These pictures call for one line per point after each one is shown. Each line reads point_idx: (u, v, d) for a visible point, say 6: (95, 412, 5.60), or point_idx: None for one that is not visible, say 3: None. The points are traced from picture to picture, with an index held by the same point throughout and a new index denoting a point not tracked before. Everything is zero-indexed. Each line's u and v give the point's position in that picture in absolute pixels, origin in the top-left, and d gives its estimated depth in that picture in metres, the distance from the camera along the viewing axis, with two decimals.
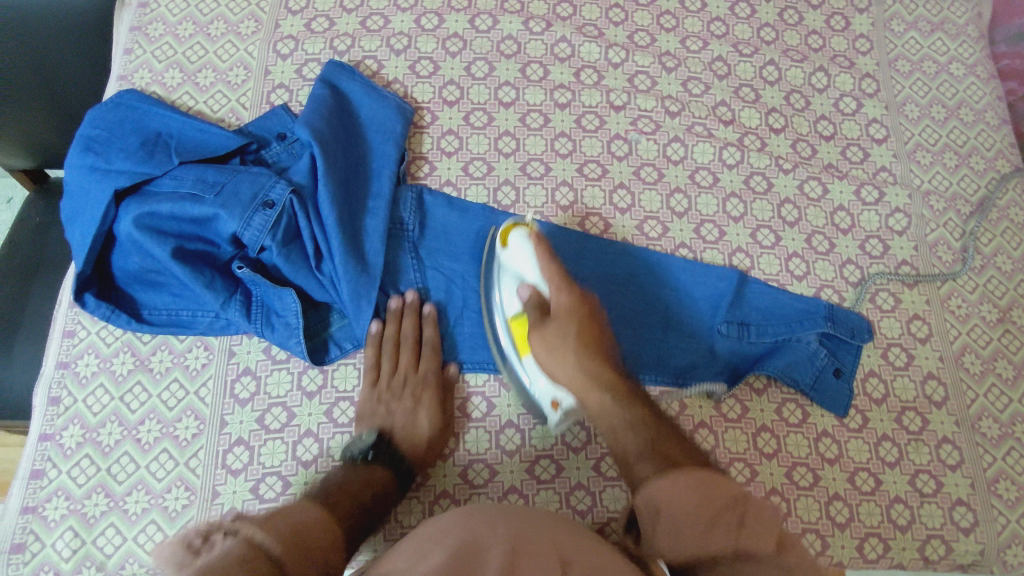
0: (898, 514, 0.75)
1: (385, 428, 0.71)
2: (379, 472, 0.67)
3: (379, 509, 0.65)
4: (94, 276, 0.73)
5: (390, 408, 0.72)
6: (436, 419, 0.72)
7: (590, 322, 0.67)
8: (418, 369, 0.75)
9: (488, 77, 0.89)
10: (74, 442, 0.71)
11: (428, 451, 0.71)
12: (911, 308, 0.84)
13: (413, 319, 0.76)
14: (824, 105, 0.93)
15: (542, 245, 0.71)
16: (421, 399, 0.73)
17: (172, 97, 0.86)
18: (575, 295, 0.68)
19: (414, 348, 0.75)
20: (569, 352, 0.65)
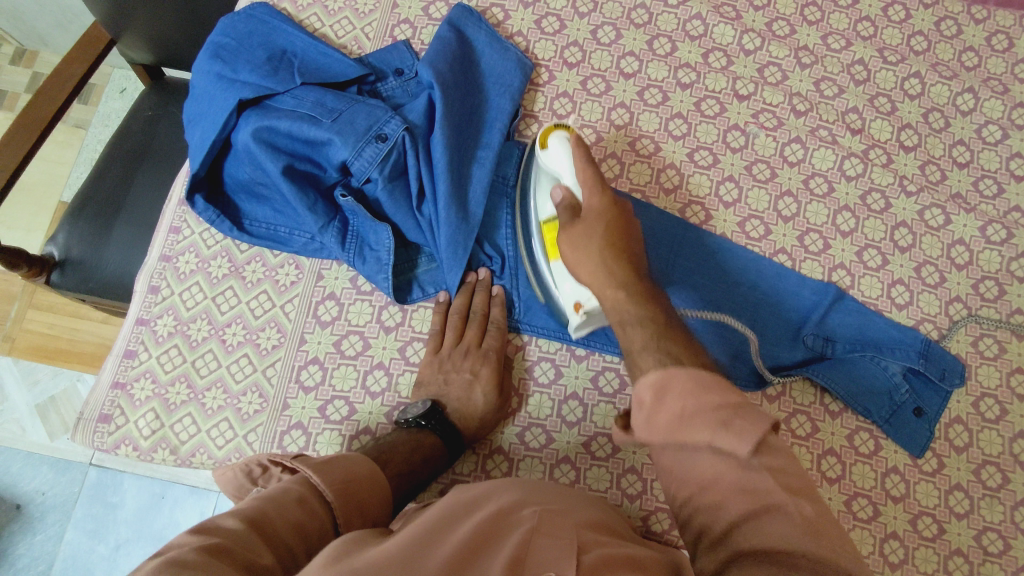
0: (955, 567, 0.72)
1: (440, 400, 0.72)
2: (426, 438, 0.68)
3: (424, 475, 0.66)
4: (205, 179, 0.76)
5: (448, 377, 0.72)
6: (491, 397, 0.71)
7: (618, 222, 0.65)
8: (482, 346, 0.74)
9: (614, 44, 0.87)
10: (167, 331, 0.75)
11: (479, 425, 0.71)
12: (1015, 360, 0.79)
13: (484, 294, 0.76)
14: (965, 129, 0.87)
15: (581, 151, 0.68)
16: (480, 373, 0.72)
17: (301, 16, 0.86)
18: (606, 200, 0.66)
19: (482, 323, 0.75)
20: (590, 249, 0.63)
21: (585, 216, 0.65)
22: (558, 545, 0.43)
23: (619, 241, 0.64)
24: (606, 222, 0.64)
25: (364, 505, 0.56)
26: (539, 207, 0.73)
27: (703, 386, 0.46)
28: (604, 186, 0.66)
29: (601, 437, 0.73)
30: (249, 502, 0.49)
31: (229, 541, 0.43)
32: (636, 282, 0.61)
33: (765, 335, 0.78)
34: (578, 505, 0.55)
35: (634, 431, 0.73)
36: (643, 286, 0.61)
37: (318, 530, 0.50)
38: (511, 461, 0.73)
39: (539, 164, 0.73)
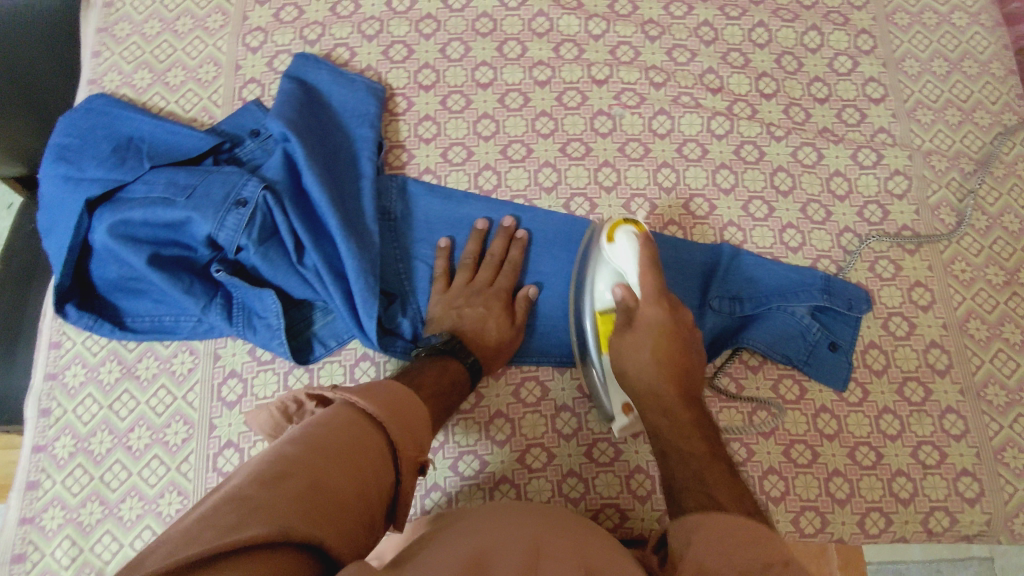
0: (900, 488, 0.74)
1: (454, 330, 0.73)
2: (451, 364, 0.69)
3: (453, 398, 0.67)
4: (74, 285, 0.73)
5: (462, 311, 0.75)
6: (504, 327, 0.74)
7: (674, 335, 0.67)
8: (493, 285, 0.77)
9: (465, 58, 0.86)
10: (66, 452, 0.71)
11: (495, 352, 0.73)
12: (913, 275, 0.81)
13: (501, 239, 0.78)
14: (817, 66, 0.89)
15: (648, 250, 0.69)
16: (493, 306, 0.75)
17: (144, 99, 0.83)
18: (664, 311, 0.67)
19: (494, 266, 0.78)
20: (641, 363, 0.67)
21: (641, 326, 0.68)
22: None
23: (675, 356, 0.66)
24: (660, 335, 0.67)
25: (417, 422, 0.54)
26: (595, 294, 0.72)
27: (734, 530, 0.49)
28: (662, 297, 0.68)
29: (535, 448, 0.73)
30: (307, 432, 0.49)
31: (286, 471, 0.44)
32: (681, 406, 0.65)
33: None
34: (563, 520, 0.57)
35: (566, 434, 0.74)
36: (687, 409, 0.64)
37: (371, 450, 0.49)
38: (451, 494, 0.72)
39: (599, 253, 0.73)
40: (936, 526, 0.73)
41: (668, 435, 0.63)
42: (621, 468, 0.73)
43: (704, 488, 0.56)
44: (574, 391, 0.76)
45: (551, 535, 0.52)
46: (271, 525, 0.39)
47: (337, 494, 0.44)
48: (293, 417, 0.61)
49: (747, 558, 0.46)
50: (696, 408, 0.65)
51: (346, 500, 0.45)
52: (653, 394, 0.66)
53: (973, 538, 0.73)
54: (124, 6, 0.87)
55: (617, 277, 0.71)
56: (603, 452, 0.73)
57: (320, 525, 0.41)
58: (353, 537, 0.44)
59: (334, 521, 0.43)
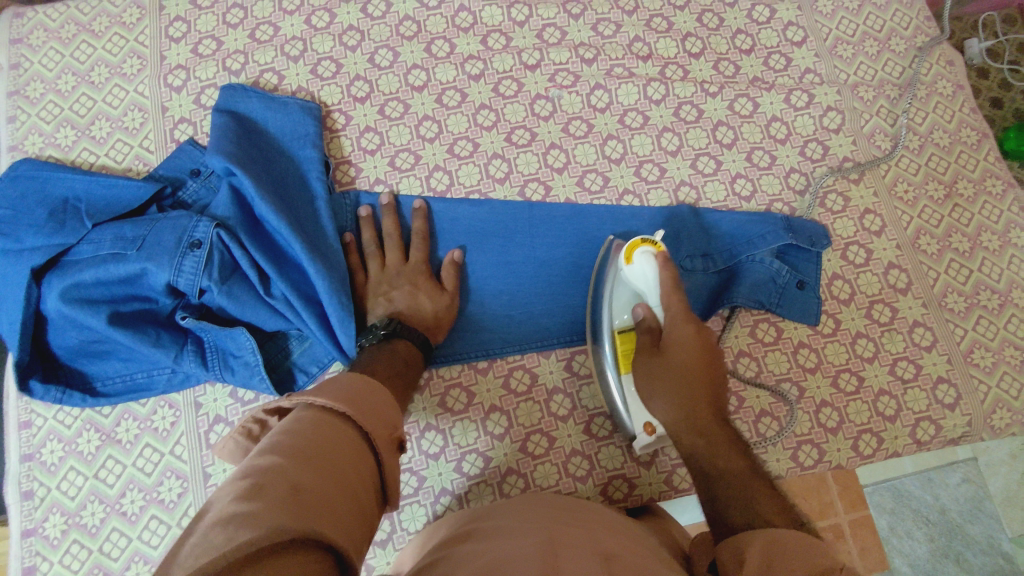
0: (885, 406, 0.77)
1: (392, 314, 0.73)
2: (399, 344, 0.70)
3: (412, 374, 0.68)
4: (34, 360, 0.70)
5: (390, 294, 0.75)
6: (434, 295, 0.74)
7: (702, 359, 0.65)
8: (407, 261, 0.77)
9: (395, 64, 0.86)
10: (58, 531, 0.68)
11: (436, 323, 0.74)
12: (861, 204, 0.84)
13: (393, 217, 0.78)
14: (737, 19, 0.92)
15: (669, 273, 0.68)
16: (418, 280, 0.75)
17: (71, 157, 0.80)
18: (691, 331, 0.65)
19: (399, 243, 0.77)
20: (667, 384, 0.65)
21: (665, 347, 0.66)
22: (576, 559, 0.44)
23: (702, 374, 0.64)
24: (687, 359, 0.64)
25: (382, 413, 0.51)
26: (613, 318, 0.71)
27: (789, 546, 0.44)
28: (690, 318, 0.66)
29: (535, 435, 0.74)
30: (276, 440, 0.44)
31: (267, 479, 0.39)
32: (716, 426, 0.62)
33: None
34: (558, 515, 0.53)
35: (562, 416, 0.75)
36: (716, 425, 0.62)
37: (347, 445, 0.45)
38: (460, 496, 0.72)
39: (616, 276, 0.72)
40: (924, 435, 0.76)
41: (708, 457, 0.60)
42: (621, 439, 0.75)
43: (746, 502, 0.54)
44: (562, 372, 0.77)
45: (562, 530, 0.50)
46: (264, 531, 0.34)
47: (322, 496, 0.39)
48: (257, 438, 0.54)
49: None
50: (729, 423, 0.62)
51: (333, 498, 0.40)
52: (685, 411, 0.63)
53: (959, 441, 0.77)
54: (33, 65, 0.84)
55: (637, 298, 0.70)
56: (601, 426, 0.75)
57: (318, 522, 0.37)
58: (354, 530, 0.40)
59: (334, 516, 0.39)
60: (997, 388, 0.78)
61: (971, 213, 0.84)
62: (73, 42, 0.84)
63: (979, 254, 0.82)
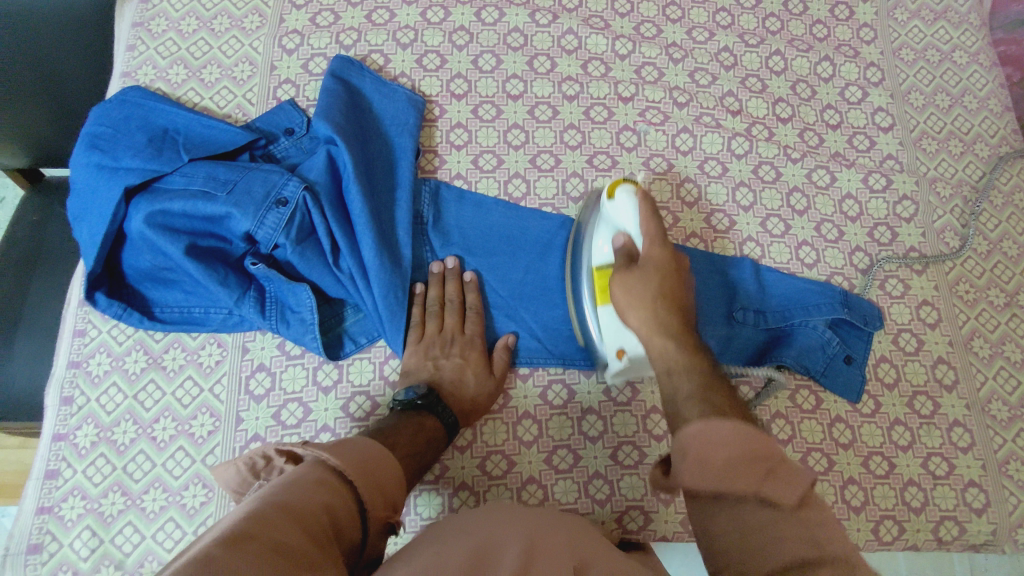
0: (912, 497, 0.76)
1: (432, 382, 0.72)
2: (428, 421, 0.67)
3: (429, 457, 0.65)
4: (104, 274, 0.72)
5: (438, 361, 0.74)
6: (480, 377, 0.73)
7: (677, 275, 0.67)
8: (465, 331, 0.76)
9: (496, 70, 0.89)
10: (88, 441, 0.70)
11: (472, 408, 0.73)
12: (920, 294, 0.85)
13: (456, 283, 0.78)
14: (830, 94, 0.94)
15: (648, 204, 0.70)
16: (470, 356, 0.74)
17: (178, 93, 0.84)
18: (668, 253, 0.68)
19: (459, 310, 0.77)
20: (643, 297, 0.65)
21: (645, 264, 0.67)
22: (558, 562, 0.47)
23: (675, 293, 0.65)
24: (667, 272, 0.66)
25: (385, 487, 0.52)
26: (592, 251, 0.73)
27: (722, 432, 0.48)
28: (667, 238, 0.68)
29: (561, 450, 0.74)
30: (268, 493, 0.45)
31: (254, 526, 0.40)
32: (692, 351, 0.61)
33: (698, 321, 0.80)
34: (536, 513, 0.57)
35: (592, 436, 0.75)
36: (690, 337, 0.63)
37: (344, 511, 0.47)
38: (478, 494, 0.73)
39: (601, 212, 0.74)
40: (946, 535, 0.75)
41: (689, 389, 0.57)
42: (645, 472, 0.74)
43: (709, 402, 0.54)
44: (600, 395, 0.77)
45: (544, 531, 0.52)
46: None
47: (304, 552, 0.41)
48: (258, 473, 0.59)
49: (742, 463, 0.46)
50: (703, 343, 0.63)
51: (310, 557, 0.41)
52: (663, 322, 0.63)
53: (980, 548, 0.76)
54: (162, 3, 0.88)
55: (615, 231, 0.72)
56: (628, 455, 0.74)
57: None
58: None
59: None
60: None
61: None
62: None
63: None
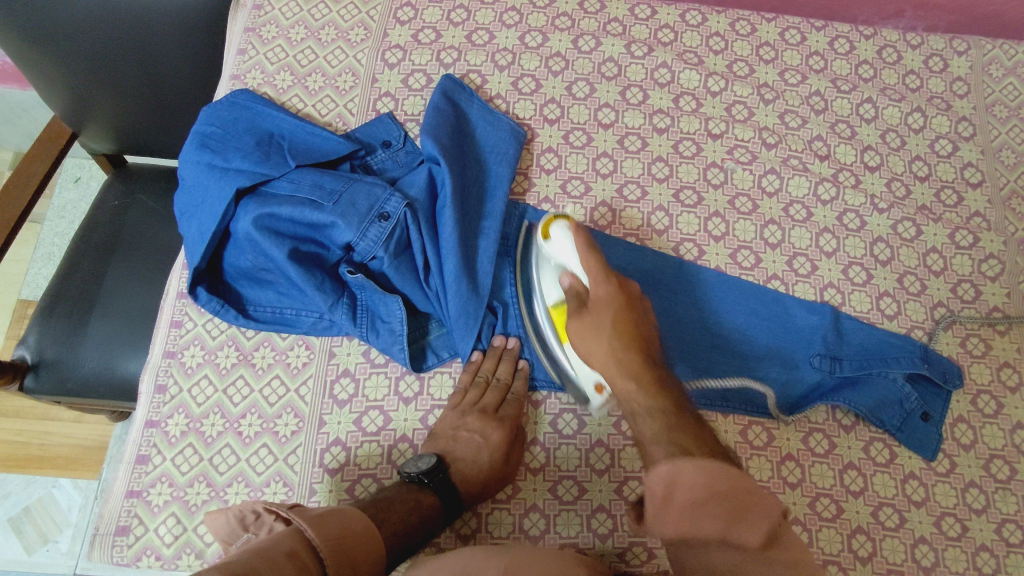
0: (984, 563, 0.74)
1: (444, 454, 0.71)
2: (426, 498, 0.66)
3: (421, 537, 0.64)
4: (205, 270, 0.75)
5: (457, 435, 0.72)
6: (496, 460, 0.70)
7: (627, 310, 0.67)
8: (497, 410, 0.74)
9: (589, 98, 0.90)
10: (179, 430, 0.72)
11: (479, 489, 0.70)
12: (1001, 356, 0.84)
13: (509, 364, 0.76)
14: (920, 145, 0.93)
15: (584, 236, 0.72)
16: (490, 437, 0.71)
17: (283, 99, 0.87)
18: (613, 287, 0.68)
19: (501, 390, 0.75)
20: (601, 337, 0.65)
21: (595, 305, 0.68)
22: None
23: (630, 325, 0.66)
24: (616, 310, 0.67)
25: (358, 562, 0.52)
26: (545, 292, 0.75)
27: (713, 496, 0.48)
28: (609, 275, 0.69)
29: (632, 481, 0.73)
30: (232, 558, 0.45)
31: None
32: (645, 365, 0.63)
33: (772, 364, 0.81)
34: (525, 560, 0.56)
35: None
36: (652, 373, 0.63)
37: None
38: (548, 517, 0.72)
39: (541, 251, 0.76)
40: None
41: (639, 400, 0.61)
42: None
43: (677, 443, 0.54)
44: None
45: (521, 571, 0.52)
46: None
47: None
48: (249, 527, 0.59)
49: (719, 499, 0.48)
50: (662, 371, 0.64)
51: None
52: (618, 362, 0.64)
53: None
54: (273, 10, 0.92)
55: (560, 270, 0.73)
56: None
57: None
58: None
59: None
60: None
61: None
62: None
63: None
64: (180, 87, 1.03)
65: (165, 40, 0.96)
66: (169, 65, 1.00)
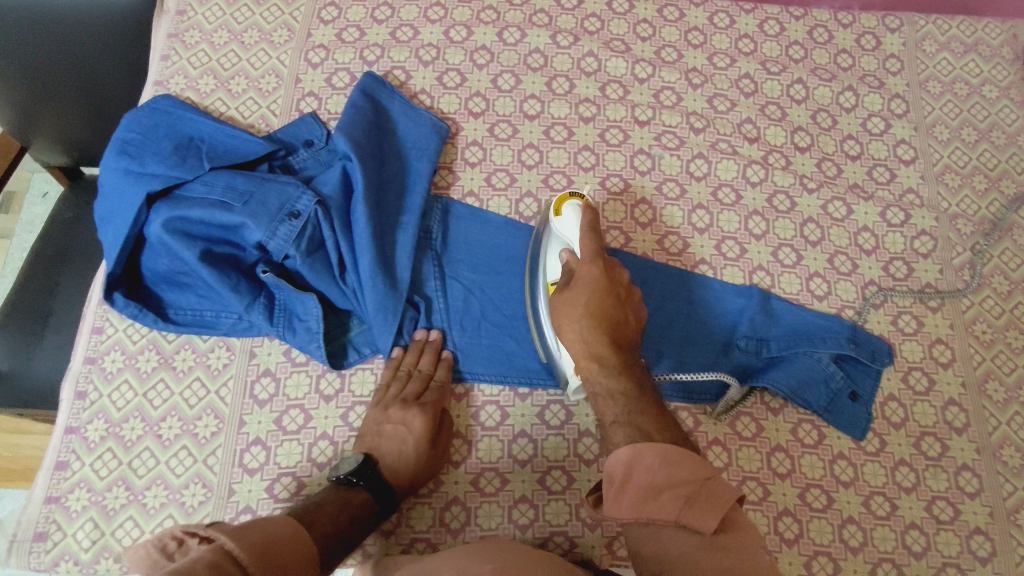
0: (913, 541, 0.74)
1: (372, 452, 0.70)
2: (356, 496, 0.66)
3: (354, 534, 0.64)
4: (122, 275, 0.75)
5: (383, 429, 0.71)
6: (422, 450, 0.70)
7: (609, 292, 0.67)
8: (421, 400, 0.73)
9: (515, 90, 0.90)
10: (98, 435, 0.72)
11: (411, 482, 0.70)
12: (934, 332, 0.83)
13: (431, 355, 0.76)
14: (851, 124, 0.93)
15: (591, 217, 0.72)
16: (414, 427, 0.71)
17: (206, 102, 0.87)
18: (599, 269, 0.69)
19: (423, 381, 0.74)
20: (573, 318, 0.67)
21: (577, 284, 0.68)
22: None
23: (609, 313, 0.67)
24: (595, 291, 0.67)
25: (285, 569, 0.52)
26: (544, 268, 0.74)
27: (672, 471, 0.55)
28: (599, 259, 0.69)
29: (555, 471, 0.74)
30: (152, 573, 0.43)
31: None
32: (612, 352, 0.66)
33: (698, 348, 0.80)
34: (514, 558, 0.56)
35: (587, 459, 0.74)
36: (625, 363, 0.65)
37: None
38: (469, 510, 0.72)
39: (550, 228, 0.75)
40: None
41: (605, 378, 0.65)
42: None
43: (642, 433, 0.59)
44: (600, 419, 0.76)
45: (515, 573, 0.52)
46: None
47: None
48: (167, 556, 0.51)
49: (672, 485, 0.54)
50: (634, 362, 0.66)
51: None
52: (593, 356, 0.66)
53: None
54: (197, 15, 0.92)
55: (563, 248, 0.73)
56: None
57: None
58: None
59: None
60: None
61: None
62: (237, 4, 0.93)
63: None
64: (119, 96, 1.03)
65: (98, 49, 0.96)
66: (106, 75, 1.00)
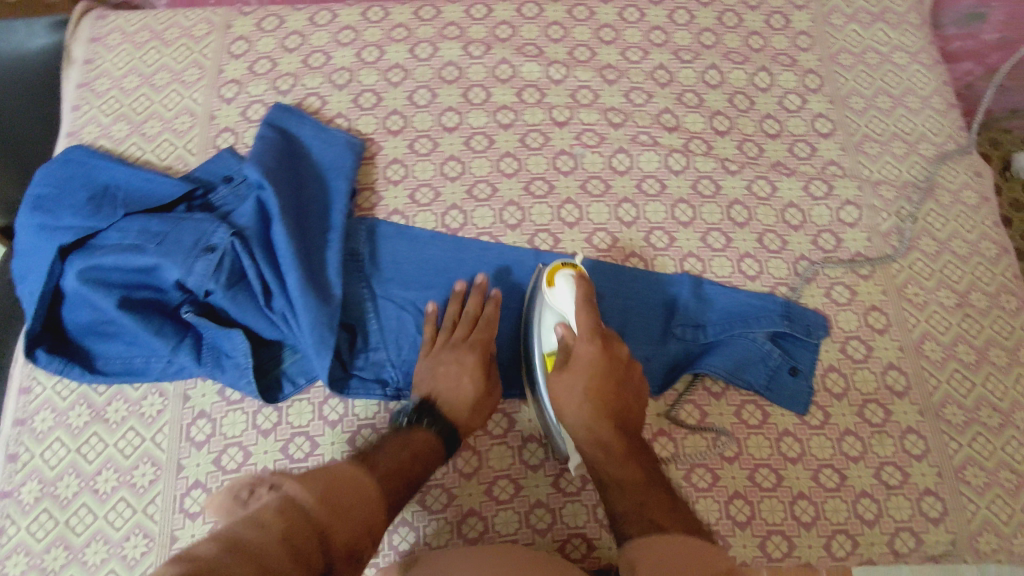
0: (864, 509, 0.74)
1: (430, 394, 0.73)
2: (419, 434, 0.69)
3: (422, 470, 0.66)
4: (47, 331, 0.74)
5: (435, 373, 0.74)
6: (479, 384, 0.73)
7: (608, 373, 0.68)
8: (469, 339, 0.76)
9: (431, 104, 0.90)
10: (32, 497, 0.71)
11: (472, 416, 0.72)
12: (868, 300, 0.83)
13: (477, 299, 0.78)
14: (768, 103, 0.94)
15: (585, 290, 0.71)
16: (466, 362, 0.73)
17: (121, 149, 0.86)
18: (598, 348, 0.68)
19: (469, 324, 0.77)
20: (573, 403, 0.68)
21: (577, 365, 0.68)
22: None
23: (607, 393, 0.68)
24: (596, 373, 0.68)
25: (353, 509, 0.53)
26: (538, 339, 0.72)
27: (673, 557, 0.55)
28: (597, 336, 0.69)
29: (501, 480, 0.73)
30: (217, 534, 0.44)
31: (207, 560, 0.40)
32: (615, 438, 0.67)
33: (636, 341, 0.80)
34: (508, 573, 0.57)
35: (532, 465, 0.74)
36: (627, 446, 0.66)
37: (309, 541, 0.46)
38: (417, 530, 0.72)
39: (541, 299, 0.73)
40: (902, 547, 0.72)
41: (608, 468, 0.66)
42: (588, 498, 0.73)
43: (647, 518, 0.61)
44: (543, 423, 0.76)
45: None
46: None
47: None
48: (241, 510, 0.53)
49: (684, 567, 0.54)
50: (635, 441, 0.67)
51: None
52: (597, 439, 0.67)
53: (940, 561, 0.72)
54: (105, 62, 0.92)
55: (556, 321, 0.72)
56: (570, 482, 0.73)
57: None
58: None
59: None
60: (987, 510, 0.74)
61: (981, 325, 0.82)
62: (145, 47, 0.93)
63: (985, 369, 0.80)
64: None
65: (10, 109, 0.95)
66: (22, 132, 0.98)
